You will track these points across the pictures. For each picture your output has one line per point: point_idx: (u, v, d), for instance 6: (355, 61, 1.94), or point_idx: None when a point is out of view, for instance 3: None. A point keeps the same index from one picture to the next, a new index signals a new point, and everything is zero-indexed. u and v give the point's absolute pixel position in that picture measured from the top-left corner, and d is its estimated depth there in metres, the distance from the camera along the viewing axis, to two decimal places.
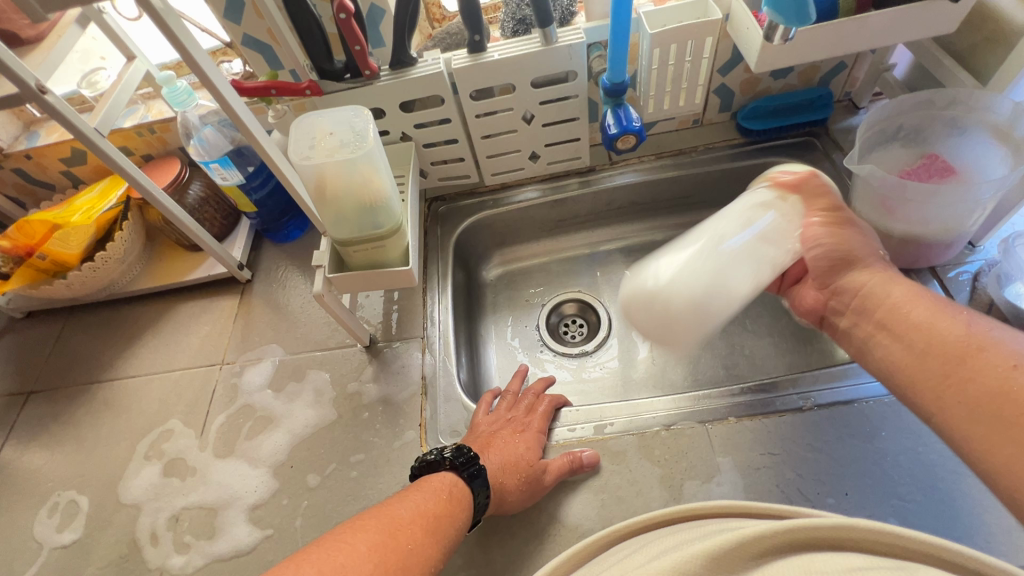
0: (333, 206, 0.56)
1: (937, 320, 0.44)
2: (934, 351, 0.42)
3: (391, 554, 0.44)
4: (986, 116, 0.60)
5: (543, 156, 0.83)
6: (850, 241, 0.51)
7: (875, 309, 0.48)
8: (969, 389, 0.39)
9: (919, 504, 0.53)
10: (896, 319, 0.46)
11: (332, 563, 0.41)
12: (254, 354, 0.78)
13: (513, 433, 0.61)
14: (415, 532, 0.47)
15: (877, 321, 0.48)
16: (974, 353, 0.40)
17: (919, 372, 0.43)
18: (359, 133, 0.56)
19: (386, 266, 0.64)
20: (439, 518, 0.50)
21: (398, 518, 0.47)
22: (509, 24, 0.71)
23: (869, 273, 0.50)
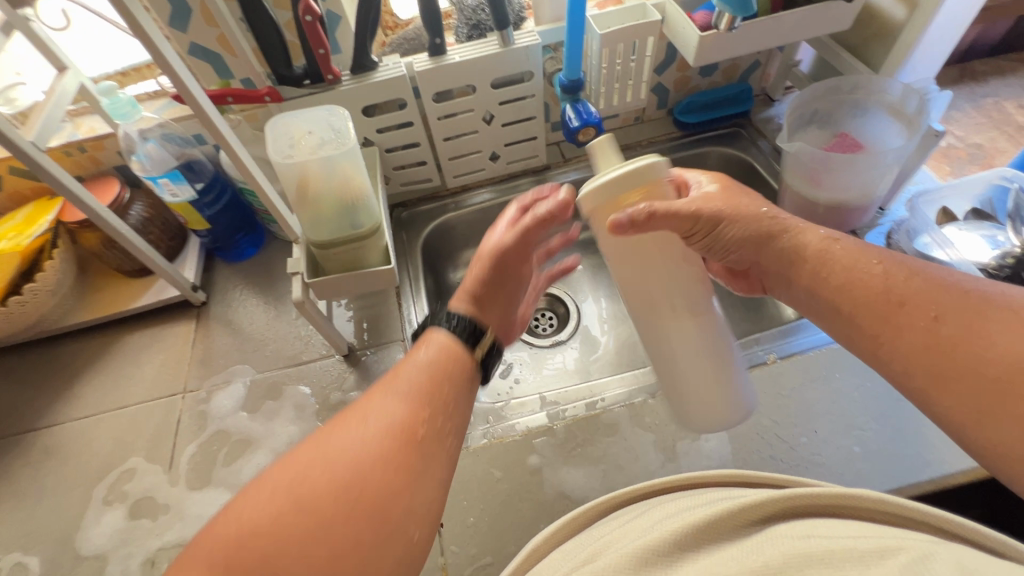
0: (313, 207, 0.56)
1: (858, 271, 0.47)
2: (864, 303, 0.46)
3: (376, 485, 0.38)
4: (883, 97, 0.70)
5: (502, 155, 0.85)
6: (742, 209, 0.53)
7: (800, 264, 0.51)
8: (895, 322, 0.44)
9: (875, 431, 0.60)
10: (826, 271, 0.49)
11: (326, 473, 0.38)
12: (221, 378, 0.73)
13: (489, 270, 0.57)
14: (399, 456, 0.40)
15: (805, 270, 0.51)
16: (899, 302, 0.44)
17: (854, 322, 0.47)
18: (339, 131, 0.54)
19: (364, 267, 0.64)
20: (427, 411, 0.44)
21: (384, 424, 0.42)
22: (465, 29, 0.73)
23: (786, 231, 0.52)
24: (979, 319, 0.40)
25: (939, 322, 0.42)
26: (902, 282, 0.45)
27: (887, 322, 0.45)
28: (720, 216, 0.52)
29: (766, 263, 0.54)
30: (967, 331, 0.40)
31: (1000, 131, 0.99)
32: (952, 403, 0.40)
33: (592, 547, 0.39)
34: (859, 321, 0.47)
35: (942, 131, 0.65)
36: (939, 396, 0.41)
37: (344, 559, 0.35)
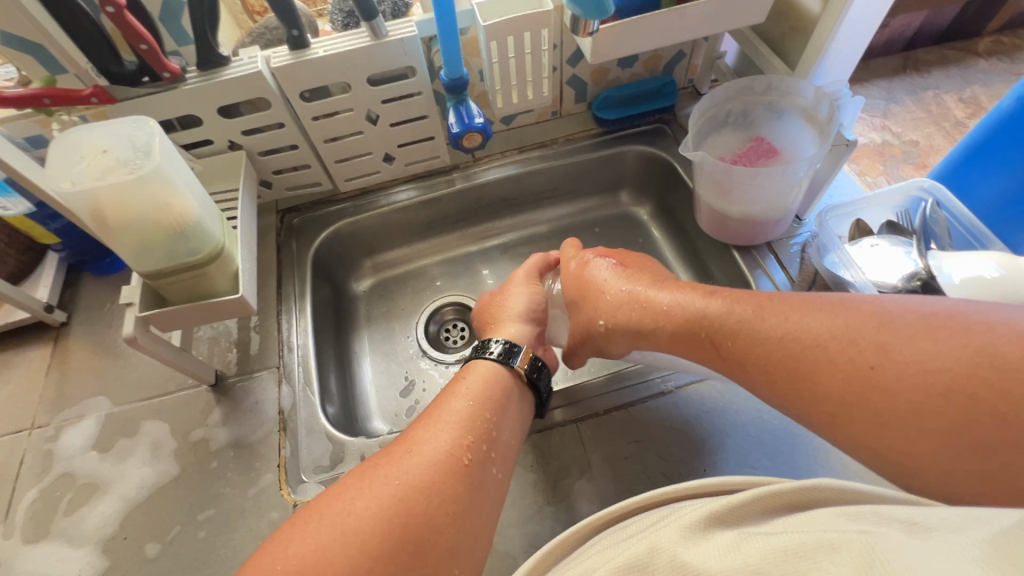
0: (124, 236, 0.48)
1: (732, 333, 0.46)
2: (823, 380, 0.39)
3: (429, 510, 0.41)
4: (796, 100, 0.65)
5: (398, 157, 0.78)
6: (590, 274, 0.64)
7: (734, 339, 0.46)
8: (761, 372, 0.43)
9: (766, 470, 0.56)
10: (713, 344, 0.48)
11: (383, 496, 0.41)
12: (74, 412, 0.66)
13: (530, 323, 0.64)
14: (446, 480, 0.43)
15: (698, 343, 0.50)
16: (763, 357, 0.43)
17: (828, 411, 0.39)
18: (139, 149, 0.47)
19: (211, 296, 0.57)
20: (469, 438, 0.47)
21: (433, 451, 0.45)
22: (337, 17, 0.64)
23: (683, 305, 0.51)
24: (957, 357, 0.34)
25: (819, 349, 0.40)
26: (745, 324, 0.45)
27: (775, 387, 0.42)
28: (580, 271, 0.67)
29: (685, 346, 0.51)
30: (952, 374, 0.34)
31: (937, 127, 0.95)
32: (864, 440, 0.37)
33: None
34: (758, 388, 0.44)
35: (853, 141, 0.59)
36: (850, 442, 0.38)
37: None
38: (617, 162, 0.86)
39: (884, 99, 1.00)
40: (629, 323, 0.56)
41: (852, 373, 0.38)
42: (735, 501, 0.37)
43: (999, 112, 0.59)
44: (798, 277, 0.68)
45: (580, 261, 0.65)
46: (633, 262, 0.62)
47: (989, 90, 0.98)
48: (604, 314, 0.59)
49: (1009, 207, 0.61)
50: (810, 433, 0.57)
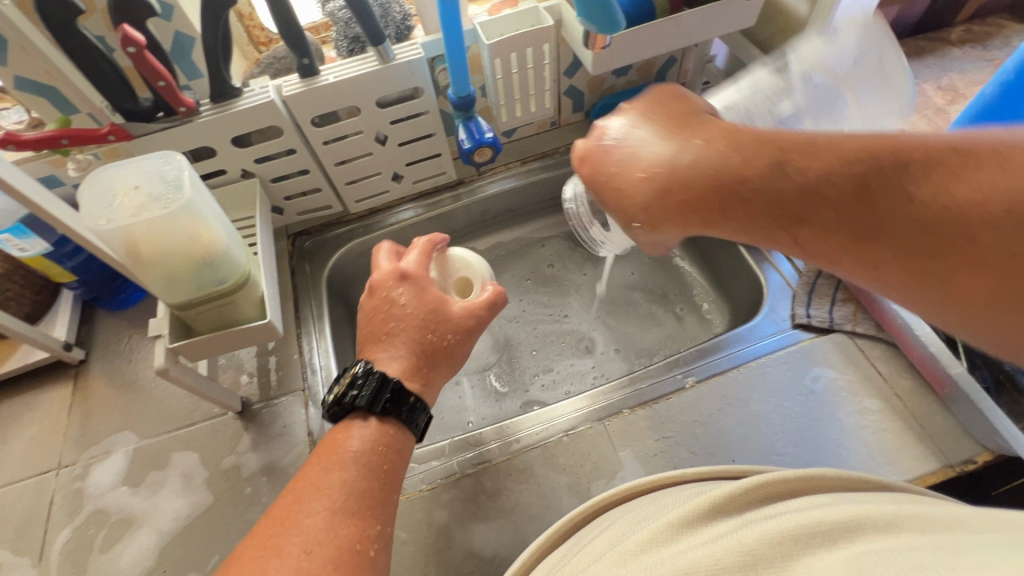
0: (157, 269, 0.49)
1: (830, 206, 0.32)
2: (921, 250, 0.29)
3: None
4: None
5: (406, 175, 0.79)
6: (658, 124, 0.43)
7: (767, 210, 0.35)
8: (884, 246, 0.31)
9: (792, 456, 0.57)
10: (794, 225, 0.34)
11: (301, 546, 0.39)
12: (101, 448, 0.66)
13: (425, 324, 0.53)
14: (338, 562, 0.39)
15: (779, 213, 0.34)
16: (898, 238, 0.30)
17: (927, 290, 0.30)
18: (171, 183, 0.49)
19: (239, 323, 0.58)
20: (372, 522, 0.42)
21: (328, 525, 0.40)
22: (343, 43, 0.66)
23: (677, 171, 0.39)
24: None
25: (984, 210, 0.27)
26: (866, 193, 0.31)
27: (899, 268, 0.30)
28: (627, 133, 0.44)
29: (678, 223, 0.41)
30: None
31: (920, 115, 0.98)
32: None
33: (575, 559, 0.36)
34: (874, 270, 0.32)
35: None
36: (994, 330, 0.29)
37: None
38: None
39: None
40: (670, 213, 0.41)
41: (993, 256, 0.27)
42: (751, 488, 0.34)
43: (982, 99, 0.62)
44: (803, 267, 0.70)
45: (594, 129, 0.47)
46: (597, 159, 0.46)
47: (966, 77, 1.02)
48: (636, 213, 0.43)
49: None
50: (831, 417, 0.59)
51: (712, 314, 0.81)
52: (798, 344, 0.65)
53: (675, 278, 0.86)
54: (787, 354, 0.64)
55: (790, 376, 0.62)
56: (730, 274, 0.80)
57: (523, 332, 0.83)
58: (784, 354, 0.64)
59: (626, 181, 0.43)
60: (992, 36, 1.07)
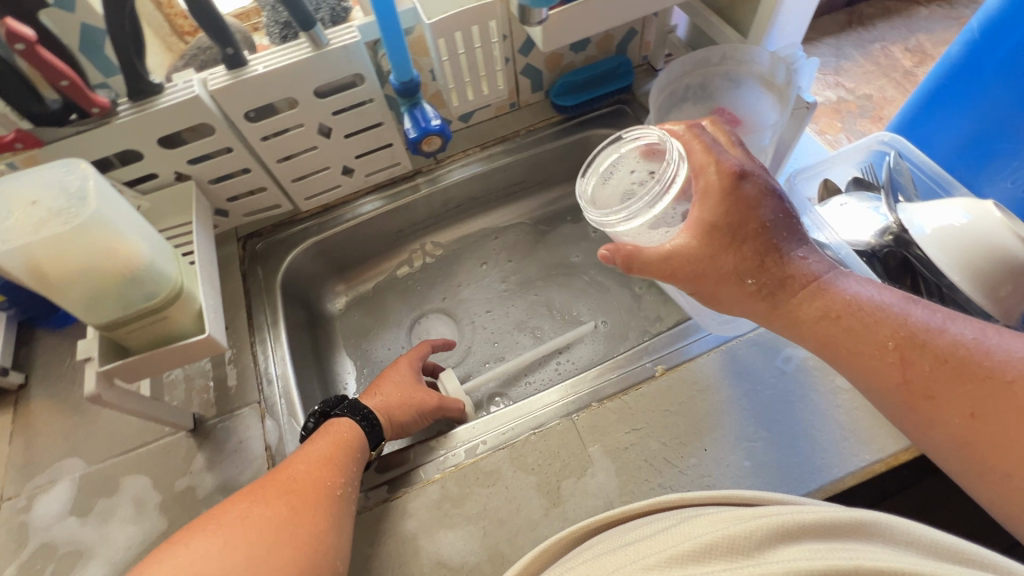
0: (70, 290, 0.45)
1: (869, 335, 0.43)
2: (931, 384, 0.40)
3: (292, 541, 0.47)
4: (752, 67, 0.64)
5: (357, 168, 0.75)
6: (735, 192, 0.45)
7: (786, 302, 0.46)
8: (937, 432, 0.40)
9: (764, 441, 0.56)
10: (831, 345, 0.45)
11: (262, 522, 0.47)
12: (46, 477, 0.62)
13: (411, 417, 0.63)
14: (304, 501, 0.50)
15: (748, 305, 0.48)
16: (928, 398, 0.40)
17: (907, 405, 0.41)
18: (76, 194, 0.45)
19: (177, 339, 0.54)
20: (336, 476, 0.53)
21: (295, 480, 0.51)
22: (273, 29, 0.61)
23: (769, 242, 0.46)
24: None
25: (977, 422, 0.38)
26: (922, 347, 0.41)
27: (915, 413, 0.41)
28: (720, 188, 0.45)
29: (693, 288, 0.49)
30: None
31: (888, 79, 0.96)
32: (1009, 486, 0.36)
33: None
34: (880, 380, 0.42)
35: (813, 103, 0.60)
36: (983, 490, 0.39)
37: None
38: (582, 148, 0.86)
39: (834, 56, 1.01)
40: (728, 285, 0.47)
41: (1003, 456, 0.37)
42: (769, 526, 0.32)
43: (948, 61, 0.59)
44: None
45: (694, 170, 0.47)
46: (748, 206, 0.45)
47: (933, 38, 1.00)
48: (666, 262, 0.47)
49: (968, 152, 0.62)
50: (803, 398, 0.58)
51: None
52: None
53: None
54: (758, 335, 0.62)
55: (761, 359, 0.61)
56: None
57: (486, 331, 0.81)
58: (755, 335, 0.62)
59: (642, 254, 0.47)
60: None
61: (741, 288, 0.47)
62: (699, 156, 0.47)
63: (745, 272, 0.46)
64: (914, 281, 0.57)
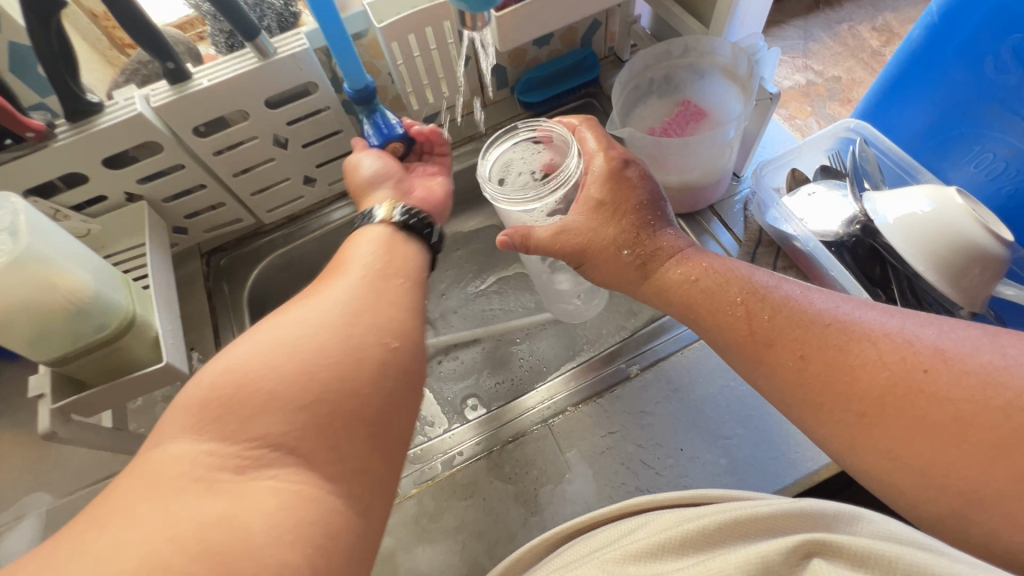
0: (11, 328, 0.43)
1: (720, 295, 0.46)
2: (803, 350, 0.40)
3: (329, 345, 0.40)
4: (715, 58, 0.63)
5: (320, 177, 0.73)
6: (621, 176, 0.52)
7: (680, 291, 0.48)
8: (779, 377, 0.41)
9: (739, 438, 0.56)
10: (692, 307, 0.47)
11: (299, 319, 0.42)
12: (12, 514, 0.61)
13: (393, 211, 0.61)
14: (377, 304, 0.46)
15: (623, 272, 0.51)
16: (767, 344, 0.42)
17: (788, 384, 0.41)
18: (9, 230, 0.42)
19: (135, 369, 0.52)
20: (393, 277, 0.50)
21: (323, 308, 0.43)
22: (219, 38, 0.58)
23: (653, 224, 0.51)
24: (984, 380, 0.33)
25: (806, 362, 0.40)
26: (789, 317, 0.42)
27: (761, 364, 0.43)
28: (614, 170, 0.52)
29: (591, 265, 0.53)
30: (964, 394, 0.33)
31: (855, 60, 0.95)
32: (895, 446, 0.35)
33: None
34: (762, 366, 0.43)
35: (776, 93, 0.59)
36: (863, 456, 0.37)
37: (312, 398, 0.37)
38: None
39: (802, 38, 1.00)
40: (610, 258, 0.51)
41: (879, 412, 0.36)
42: (713, 524, 0.33)
43: (908, 45, 0.58)
44: (743, 237, 0.68)
45: (588, 156, 0.54)
46: (626, 186, 0.52)
47: (899, 16, 0.99)
48: (560, 238, 0.52)
49: (935, 134, 0.61)
50: None
51: None
52: None
53: None
54: None
55: None
56: None
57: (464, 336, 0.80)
58: None
59: (537, 233, 0.52)
60: None
61: (631, 264, 0.50)
62: (578, 139, 0.55)
63: (626, 242, 0.50)
64: (882, 270, 0.56)
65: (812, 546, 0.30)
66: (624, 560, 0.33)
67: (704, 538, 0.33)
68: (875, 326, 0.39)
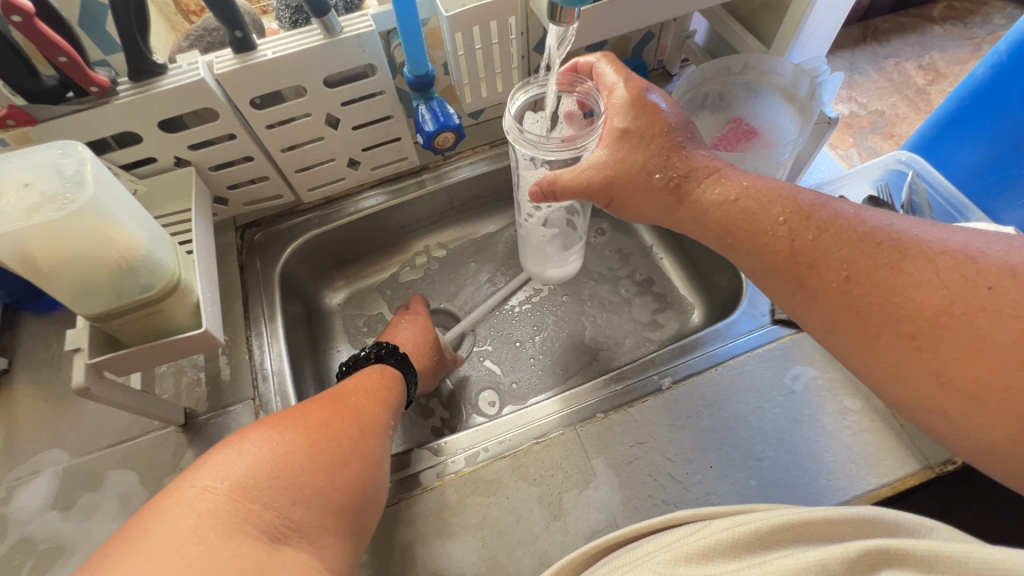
0: (62, 278, 0.42)
1: (762, 216, 0.43)
2: (844, 273, 0.39)
3: (290, 480, 0.42)
4: (774, 79, 0.63)
5: (363, 161, 0.73)
6: (646, 106, 0.50)
7: (711, 220, 0.47)
8: (821, 302, 0.40)
9: (771, 461, 0.55)
10: (731, 230, 0.45)
11: (244, 468, 0.41)
12: (28, 468, 0.60)
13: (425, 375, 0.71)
14: (306, 433, 0.47)
15: (655, 201, 0.50)
16: (809, 263, 0.40)
17: (830, 312, 0.40)
18: (71, 180, 0.42)
19: (172, 332, 0.52)
20: (263, 441, 0.44)
21: (253, 461, 0.42)
22: (284, 13, 0.58)
23: (683, 149, 0.49)
24: None
25: (852, 283, 0.38)
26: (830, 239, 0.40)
27: (803, 286, 0.41)
28: (638, 100, 0.50)
29: (622, 200, 0.52)
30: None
31: (901, 96, 0.95)
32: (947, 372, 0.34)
33: None
34: (800, 296, 0.41)
35: (835, 118, 0.60)
36: (916, 383, 0.36)
37: (327, 503, 0.44)
38: None
39: (848, 70, 1.00)
40: (641, 185, 0.50)
41: (926, 339, 0.35)
42: (766, 527, 0.32)
43: (971, 83, 0.59)
44: None
45: (607, 89, 0.53)
46: (648, 111, 0.50)
47: (947, 56, 0.99)
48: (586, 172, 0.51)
49: (991, 174, 0.61)
50: (810, 419, 0.57)
51: (690, 305, 0.79)
52: (778, 341, 0.62)
53: (652, 270, 0.83)
54: (767, 351, 0.61)
55: (771, 377, 0.60)
56: (709, 265, 0.76)
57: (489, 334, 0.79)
58: (764, 351, 0.61)
59: (561, 177, 0.52)
60: (972, 14, 1.05)
61: (662, 193, 0.49)
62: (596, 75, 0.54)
63: (655, 168, 0.49)
64: None
65: (878, 552, 0.29)
66: (675, 562, 0.33)
67: (757, 540, 0.33)
68: (932, 243, 0.37)
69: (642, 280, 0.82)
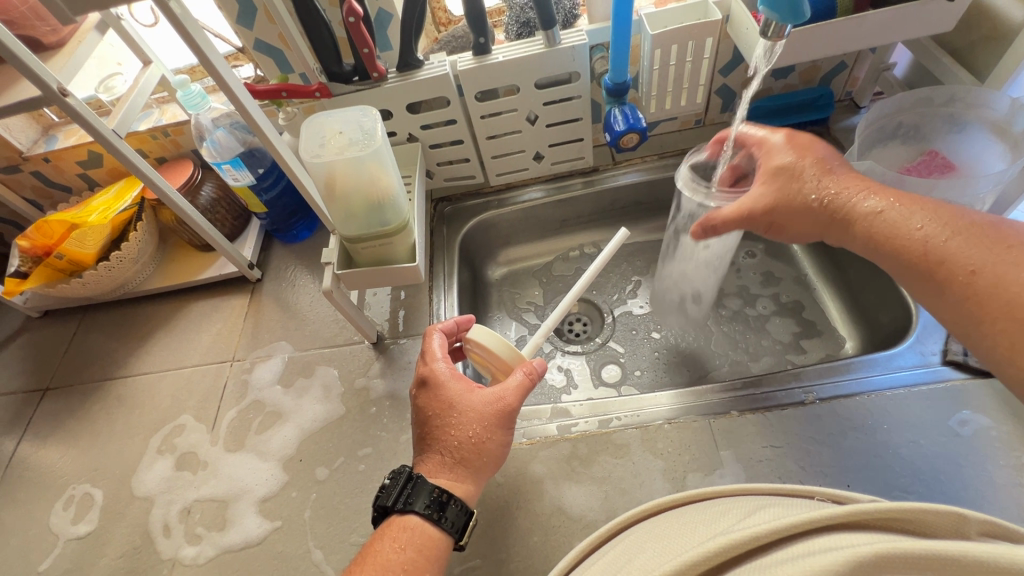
0: (342, 203, 0.58)
1: (901, 225, 0.44)
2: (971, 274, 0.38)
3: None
4: (984, 112, 0.60)
5: (547, 156, 0.84)
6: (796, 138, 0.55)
7: (857, 234, 0.48)
8: (952, 299, 0.40)
9: (918, 496, 0.53)
10: (874, 241, 0.46)
11: None
12: (264, 351, 0.79)
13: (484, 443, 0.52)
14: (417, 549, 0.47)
15: (810, 219, 0.51)
16: (937, 264, 0.41)
17: (960, 313, 0.39)
18: (367, 133, 0.58)
19: (392, 263, 0.66)
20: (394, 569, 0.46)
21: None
22: (514, 27, 0.72)
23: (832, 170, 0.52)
24: None
25: (979, 277, 0.38)
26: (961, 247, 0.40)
27: (936, 286, 0.41)
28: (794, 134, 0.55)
29: (775, 224, 0.55)
30: None
31: None
32: None
33: (678, 531, 0.39)
34: (934, 302, 0.41)
35: None
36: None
37: None
38: None
39: None
40: (788, 204, 0.53)
41: None
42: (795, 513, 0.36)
43: None
44: None
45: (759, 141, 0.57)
46: (810, 145, 0.54)
47: None
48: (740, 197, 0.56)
49: None
50: (974, 466, 0.53)
51: (844, 338, 0.76)
52: (946, 383, 0.59)
53: (805, 297, 0.81)
54: (931, 390, 0.58)
55: (930, 415, 0.57)
56: (874, 299, 0.73)
57: (628, 327, 0.84)
58: (927, 390, 0.59)
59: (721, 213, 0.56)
60: None
61: (811, 212, 0.51)
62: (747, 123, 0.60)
63: (806, 188, 0.51)
64: None
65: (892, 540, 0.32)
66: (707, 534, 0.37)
67: (793, 530, 0.33)
68: None
69: (791, 304, 0.81)
